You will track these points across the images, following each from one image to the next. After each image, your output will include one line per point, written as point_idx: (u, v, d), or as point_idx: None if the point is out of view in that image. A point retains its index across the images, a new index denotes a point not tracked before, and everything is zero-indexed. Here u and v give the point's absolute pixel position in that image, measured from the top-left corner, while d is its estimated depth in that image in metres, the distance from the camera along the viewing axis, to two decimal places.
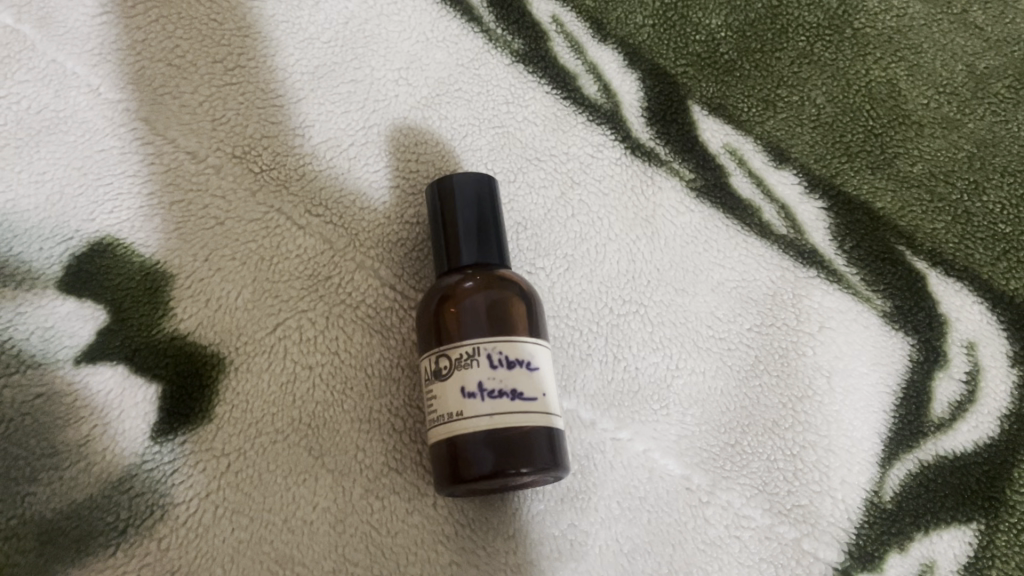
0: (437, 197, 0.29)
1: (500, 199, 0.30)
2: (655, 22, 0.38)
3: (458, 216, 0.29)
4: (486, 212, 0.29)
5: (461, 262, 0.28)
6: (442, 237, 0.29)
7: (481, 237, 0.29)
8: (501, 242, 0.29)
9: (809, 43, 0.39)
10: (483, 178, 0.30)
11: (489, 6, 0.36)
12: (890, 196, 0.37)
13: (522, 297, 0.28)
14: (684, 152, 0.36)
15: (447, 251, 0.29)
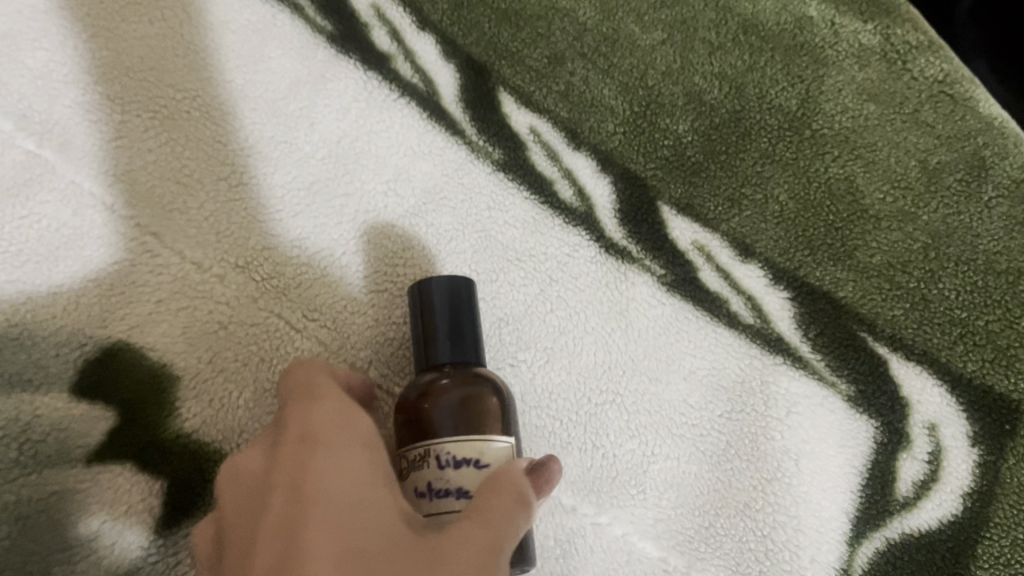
0: (418, 302, 0.32)
1: (477, 299, 0.33)
2: (625, 130, 0.41)
3: (437, 320, 0.31)
4: (461, 316, 0.32)
5: (440, 362, 0.31)
6: (422, 340, 0.31)
7: (458, 338, 0.31)
8: (477, 340, 0.32)
9: (771, 145, 0.42)
10: (460, 279, 0.32)
11: (471, 120, 0.39)
12: (851, 286, 0.39)
13: (494, 391, 0.30)
14: (655, 250, 0.39)
15: (427, 350, 0.31)
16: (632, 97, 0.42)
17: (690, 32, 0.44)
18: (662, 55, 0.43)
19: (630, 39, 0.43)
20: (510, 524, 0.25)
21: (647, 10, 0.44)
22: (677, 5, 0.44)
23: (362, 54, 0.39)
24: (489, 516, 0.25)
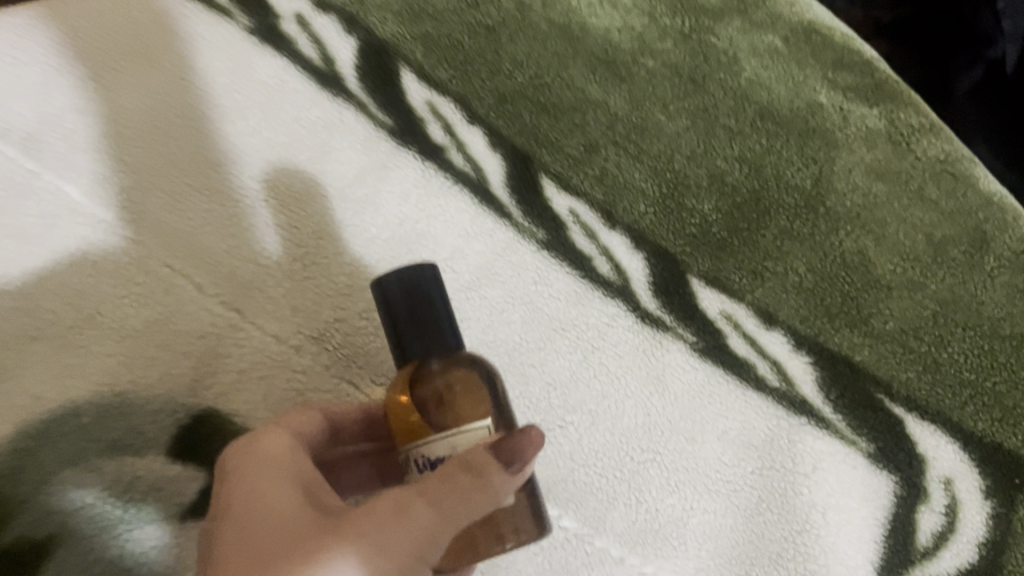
0: (382, 300, 0.33)
1: (441, 282, 0.34)
2: (654, 210, 0.45)
3: (406, 320, 0.33)
4: (428, 307, 0.33)
5: (417, 357, 0.32)
6: (395, 336, 0.33)
7: (432, 329, 0.33)
8: (444, 324, 0.33)
9: (789, 222, 0.46)
10: (421, 269, 0.33)
11: (516, 204, 0.44)
12: (868, 351, 0.43)
13: (468, 374, 0.32)
14: (686, 319, 0.43)
15: (400, 342, 0.33)
16: (660, 180, 0.46)
17: (712, 119, 0.49)
18: (685, 141, 0.47)
19: (657, 127, 0.48)
20: (453, 495, 0.28)
21: (672, 99, 0.49)
22: (700, 95, 0.49)
23: (420, 145, 0.43)
24: (434, 489, 0.28)
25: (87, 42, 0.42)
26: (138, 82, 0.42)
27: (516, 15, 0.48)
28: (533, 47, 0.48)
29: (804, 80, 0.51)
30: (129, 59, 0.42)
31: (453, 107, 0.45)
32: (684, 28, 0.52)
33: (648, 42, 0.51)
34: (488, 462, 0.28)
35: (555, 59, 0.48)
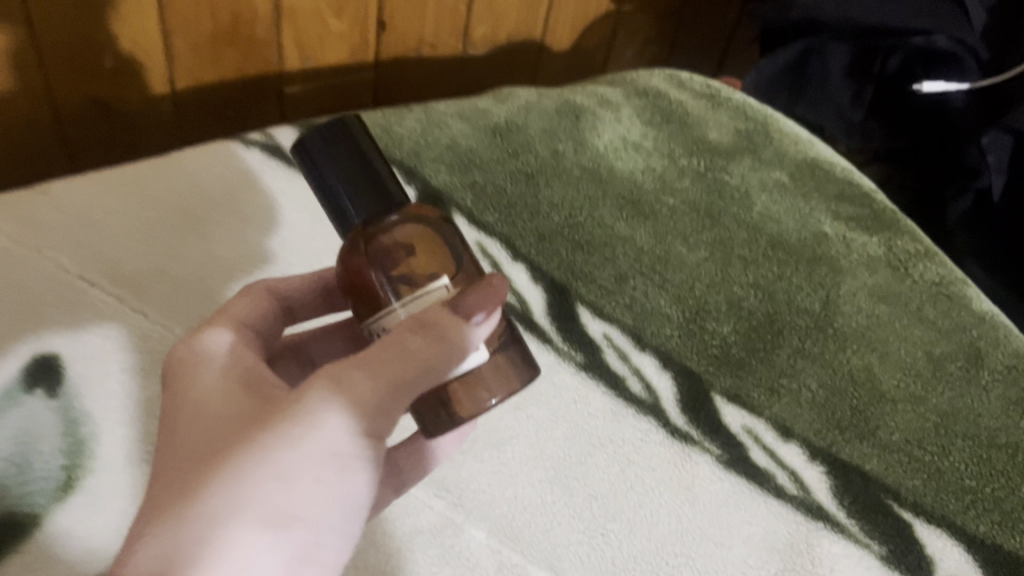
0: (318, 166, 0.36)
1: (365, 138, 0.37)
2: (679, 334, 0.50)
3: (343, 180, 0.36)
4: (361, 161, 0.36)
5: (362, 216, 0.35)
6: (338, 196, 0.36)
7: (370, 182, 0.36)
8: (374, 173, 0.36)
9: (801, 342, 0.51)
10: (337, 127, 0.36)
11: (557, 331, 0.50)
12: (877, 460, 0.47)
13: (406, 229, 0.35)
14: (711, 433, 0.47)
15: (338, 205, 0.36)
16: (683, 305, 0.51)
17: (729, 250, 0.54)
18: (705, 271, 0.53)
19: (679, 258, 0.53)
20: (412, 354, 0.32)
21: (692, 233, 0.55)
22: (716, 229, 0.55)
23: None
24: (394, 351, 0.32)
25: (184, 205, 0.51)
26: (227, 233, 0.50)
27: (552, 163, 0.57)
28: (567, 190, 0.55)
29: (810, 212, 0.57)
30: (219, 215, 0.51)
31: (500, 246, 0.52)
32: (701, 167, 0.59)
33: (669, 181, 0.57)
34: (441, 319, 0.32)
35: (587, 201, 0.55)
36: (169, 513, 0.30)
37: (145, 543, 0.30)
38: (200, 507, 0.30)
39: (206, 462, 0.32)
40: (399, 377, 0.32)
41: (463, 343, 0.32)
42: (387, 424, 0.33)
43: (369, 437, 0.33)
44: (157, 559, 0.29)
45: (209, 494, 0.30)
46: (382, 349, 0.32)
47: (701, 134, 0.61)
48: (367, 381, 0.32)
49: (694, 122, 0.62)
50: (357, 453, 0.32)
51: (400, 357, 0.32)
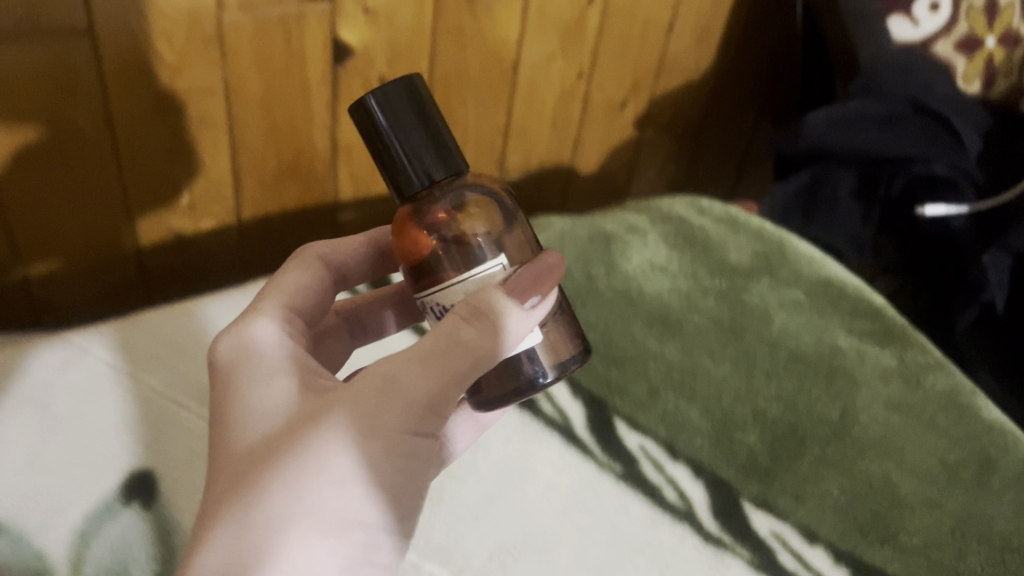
0: (381, 123, 0.42)
1: (420, 92, 0.43)
2: (709, 442, 0.55)
3: (407, 141, 0.42)
4: (424, 124, 0.42)
5: (428, 178, 0.42)
6: (400, 154, 0.42)
7: (435, 145, 0.42)
8: (434, 131, 0.42)
9: (822, 449, 0.54)
10: (398, 88, 0.42)
11: (598, 444, 0.55)
12: (899, 562, 0.51)
13: (462, 194, 0.42)
14: (742, 538, 0.52)
15: (404, 166, 0.42)
16: (711, 417, 0.56)
17: (752, 363, 0.59)
18: (730, 382, 0.58)
19: (705, 372, 0.58)
20: (470, 334, 0.37)
21: (717, 347, 0.60)
22: (738, 344, 0.60)
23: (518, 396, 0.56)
24: (448, 328, 0.37)
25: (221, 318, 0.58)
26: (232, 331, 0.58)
27: (586, 286, 0.63)
28: (601, 311, 0.62)
29: (826, 327, 0.62)
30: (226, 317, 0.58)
31: None
32: (722, 286, 0.64)
33: (693, 300, 0.63)
34: (491, 303, 0.37)
35: (619, 319, 0.61)
36: (230, 522, 0.33)
37: (206, 553, 0.32)
38: (267, 496, 0.34)
39: (261, 467, 0.35)
40: (445, 372, 0.37)
41: (519, 323, 0.38)
42: (430, 427, 0.37)
43: (413, 438, 0.36)
44: (222, 567, 0.32)
45: (268, 502, 0.33)
46: (431, 346, 0.37)
47: (721, 257, 0.67)
48: (413, 382, 0.36)
49: (714, 245, 0.68)
50: (402, 457, 0.36)
51: (449, 351, 0.37)
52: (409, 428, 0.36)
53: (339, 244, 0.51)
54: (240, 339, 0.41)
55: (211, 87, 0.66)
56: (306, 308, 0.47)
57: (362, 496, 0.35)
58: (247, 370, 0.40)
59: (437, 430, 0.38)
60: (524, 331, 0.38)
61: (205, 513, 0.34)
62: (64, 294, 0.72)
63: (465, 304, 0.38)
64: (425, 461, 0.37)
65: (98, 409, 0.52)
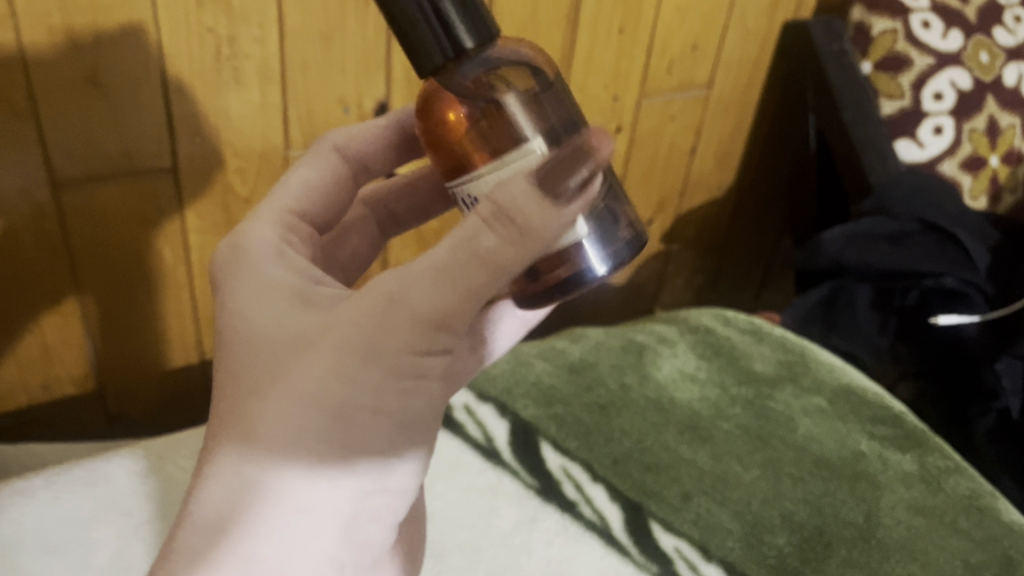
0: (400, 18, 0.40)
1: None
2: (740, 546, 0.57)
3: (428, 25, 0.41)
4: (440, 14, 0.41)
5: (456, 50, 0.40)
6: (428, 25, 0.40)
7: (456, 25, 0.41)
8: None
9: (848, 551, 0.57)
10: None
11: (635, 545, 0.58)
12: None
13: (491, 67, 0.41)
14: None
15: (431, 41, 0.40)
16: (742, 520, 0.59)
17: (779, 469, 0.62)
18: (758, 488, 0.61)
19: (735, 477, 0.62)
20: (490, 238, 0.38)
21: (745, 454, 0.63)
22: (766, 450, 0.64)
23: (559, 500, 0.60)
24: (473, 228, 0.38)
25: None
26: None
27: (621, 394, 0.67)
28: (635, 419, 0.65)
29: (848, 433, 0.65)
30: None
31: (580, 468, 0.61)
32: (749, 395, 0.68)
33: (721, 408, 0.67)
34: (517, 208, 0.38)
35: (652, 427, 0.65)
36: (231, 448, 0.38)
37: (209, 486, 0.38)
38: (261, 427, 0.38)
39: (258, 396, 0.38)
40: (455, 286, 0.38)
41: (548, 222, 0.38)
42: (438, 343, 0.39)
43: (418, 357, 0.39)
44: (223, 502, 0.37)
45: (260, 432, 0.38)
46: (443, 260, 0.38)
47: (748, 366, 0.71)
48: (415, 302, 0.38)
49: (740, 355, 0.73)
50: (399, 376, 0.38)
51: (459, 266, 0.38)
52: (412, 350, 0.38)
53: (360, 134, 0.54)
54: (241, 247, 0.45)
55: None
56: (318, 205, 0.51)
57: (360, 421, 0.38)
58: (246, 282, 0.43)
59: (448, 342, 0.40)
60: (559, 226, 0.39)
61: (212, 432, 0.39)
62: (134, 406, 0.78)
63: (494, 202, 0.38)
64: (436, 373, 0.40)
65: (140, 507, 0.57)
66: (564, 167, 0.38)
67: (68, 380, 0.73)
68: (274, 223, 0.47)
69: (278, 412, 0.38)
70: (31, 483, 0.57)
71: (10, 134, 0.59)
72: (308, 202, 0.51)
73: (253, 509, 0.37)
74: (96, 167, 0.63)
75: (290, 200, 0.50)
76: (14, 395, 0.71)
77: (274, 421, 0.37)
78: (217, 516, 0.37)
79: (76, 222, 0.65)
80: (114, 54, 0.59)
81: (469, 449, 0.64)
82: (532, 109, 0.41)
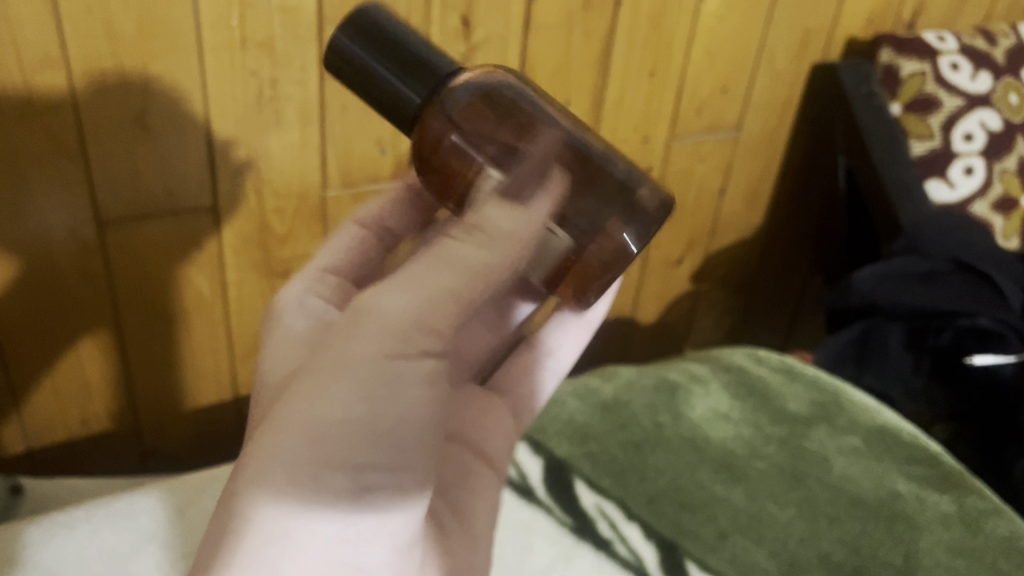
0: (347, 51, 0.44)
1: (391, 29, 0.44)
2: None
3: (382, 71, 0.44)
4: (404, 61, 0.44)
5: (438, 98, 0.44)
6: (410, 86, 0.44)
7: (412, 68, 0.44)
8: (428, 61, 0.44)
9: None
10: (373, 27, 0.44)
11: None
12: None
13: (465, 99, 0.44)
14: None
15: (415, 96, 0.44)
16: (778, 560, 0.58)
17: (815, 508, 0.62)
18: (795, 527, 0.60)
19: (771, 516, 0.61)
20: (448, 244, 0.41)
21: (781, 493, 0.63)
22: (801, 489, 0.63)
23: (593, 538, 0.60)
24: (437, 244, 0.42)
25: None
26: None
27: (654, 433, 0.67)
28: (669, 457, 0.65)
29: (885, 473, 0.65)
30: None
31: (616, 507, 0.62)
32: (783, 434, 0.68)
33: (756, 447, 0.67)
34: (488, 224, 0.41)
35: (687, 466, 0.65)
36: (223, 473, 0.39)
37: (211, 526, 0.38)
38: (247, 453, 0.38)
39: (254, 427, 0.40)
40: (424, 290, 0.39)
41: (516, 223, 0.41)
42: (411, 347, 0.39)
43: (388, 361, 0.38)
44: (214, 536, 0.38)
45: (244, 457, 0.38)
46: (416, 271, 0.40)
47: (781, 405, 0.71)
48: (383, 309, 0.39)
49: (774, 395, 0.72)
50: (366, 380, 0.38)
51: (425, 276, 0.40)
52: (378, 352, 0.38)
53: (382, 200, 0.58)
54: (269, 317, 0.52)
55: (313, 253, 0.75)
56: (345, 266, 0.56)
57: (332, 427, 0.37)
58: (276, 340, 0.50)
59: (426, 350, 0.39)
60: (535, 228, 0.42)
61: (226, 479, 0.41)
62: (169, 442, 0.79)
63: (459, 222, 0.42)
64: (419, 381, 0.39)
65: (180, 541, 0.57)
66: (523, 171, 0.44)
67: (106, 415, 0.74)
68: (301, 277, 0.53)
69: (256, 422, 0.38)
70: (73, 515, 0.58)
71: (60, 172, 0.60)
72: (337, 259, 0.56)
73: (240, 518, 0.37)
74: (141, 206, 0.64)
75: (320, 262, 0.55)
76: (53, 429, 0.72)
77: (255, 442, 0.38)
78: (211, 536, 0.37)
79: (119, 260, 0.66)
80: (162, 97, 0.61)
81: (505, 487, 0.63)
82: (495, 115, 0.44)
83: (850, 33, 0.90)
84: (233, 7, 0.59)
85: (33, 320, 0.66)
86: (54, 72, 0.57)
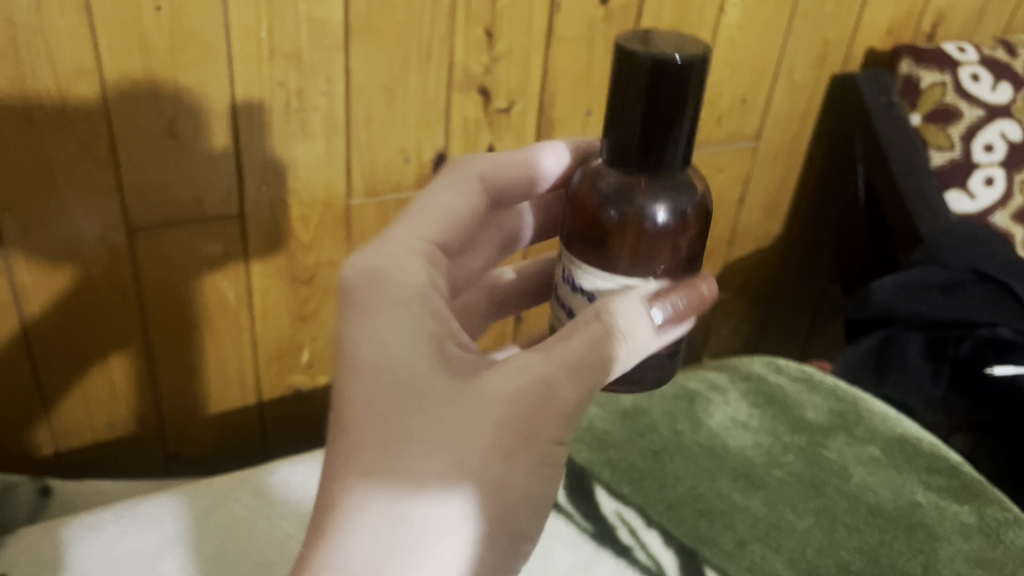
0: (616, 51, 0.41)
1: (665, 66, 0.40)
2: None
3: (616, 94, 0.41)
4: (646, 97, 0.40)
5: (649, 174, 0.42)
6: (636, 144, 0.41)
7: (636, 125, 0.41)
8: (656, 125, 0.41)
9: None
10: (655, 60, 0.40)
11: None
12: None
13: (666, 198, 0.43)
14: None
15: (629, 150, 0.42)
16: (797, 568, 0.58)
17: (834, 518, 0.62)
18: (814, 536, 0.61)
19: (789, 524, 0.61)
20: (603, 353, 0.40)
21: (799, 501, 0.63)
22: (820, 498, 0.63)
23: (614, 544, 0.61)
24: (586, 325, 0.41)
25: (303, 483, 0.65)
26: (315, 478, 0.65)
27: (673, 441, 0.68)
28: (687, 465, 0.66)
29: (904, 483, 0.65)
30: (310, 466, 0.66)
31: (635, 514, 0.62)
32: (802, 443, 0.68)
33: (774, 456, 0.67)
34: (625, 323, 0.41)
35: (706, 474, 0.65)
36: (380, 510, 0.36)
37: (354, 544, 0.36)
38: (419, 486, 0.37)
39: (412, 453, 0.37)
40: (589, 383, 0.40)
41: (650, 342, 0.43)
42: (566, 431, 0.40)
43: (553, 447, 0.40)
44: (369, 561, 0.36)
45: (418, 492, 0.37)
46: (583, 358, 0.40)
47: (800, 414, 0.71)
48: (559, 392, 0.39)
49: (792, 404, 0.73)
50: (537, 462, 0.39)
51: (591, 359, 0.40)
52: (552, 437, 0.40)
53: (502, 165, 0.53)
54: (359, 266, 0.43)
55: (336, 260, 0.76)
56: (454, 236, 0.49)
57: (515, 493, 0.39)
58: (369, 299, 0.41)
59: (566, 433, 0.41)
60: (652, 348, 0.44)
61: (336, 497, 0.37)
62: (192, 446, 0.80)
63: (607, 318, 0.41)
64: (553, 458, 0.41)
65: (205, 544, 0.58)
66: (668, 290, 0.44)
67: (132, 418, 0.75)
68: (406, 242, 0.46)
69: (443, 480, 0.37)
70: (100, 517, 0.59)
71: (91, 180, 0.62)
72: (447, 232, 0.49)
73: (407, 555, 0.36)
74: (170, 213, 0.66)
75: (421, 232, 0.47)
76: (81, 432, 0.74)
77: (433, 481, 0.37)
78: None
79: (147, 267, 0.67)
80: (192, 107, 0.62)
81: None
82: (673, 224, 0.43)
83: (870, 43, 0.91)
84: (262, 19, 0.61)
85: (63, 326, 0.67)
86: (88, 82, 0.58)
